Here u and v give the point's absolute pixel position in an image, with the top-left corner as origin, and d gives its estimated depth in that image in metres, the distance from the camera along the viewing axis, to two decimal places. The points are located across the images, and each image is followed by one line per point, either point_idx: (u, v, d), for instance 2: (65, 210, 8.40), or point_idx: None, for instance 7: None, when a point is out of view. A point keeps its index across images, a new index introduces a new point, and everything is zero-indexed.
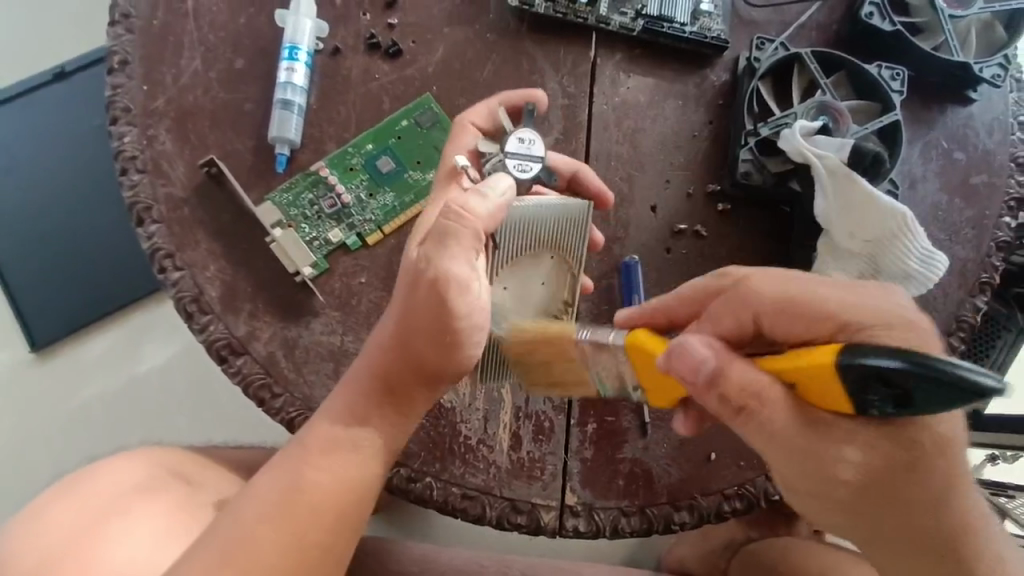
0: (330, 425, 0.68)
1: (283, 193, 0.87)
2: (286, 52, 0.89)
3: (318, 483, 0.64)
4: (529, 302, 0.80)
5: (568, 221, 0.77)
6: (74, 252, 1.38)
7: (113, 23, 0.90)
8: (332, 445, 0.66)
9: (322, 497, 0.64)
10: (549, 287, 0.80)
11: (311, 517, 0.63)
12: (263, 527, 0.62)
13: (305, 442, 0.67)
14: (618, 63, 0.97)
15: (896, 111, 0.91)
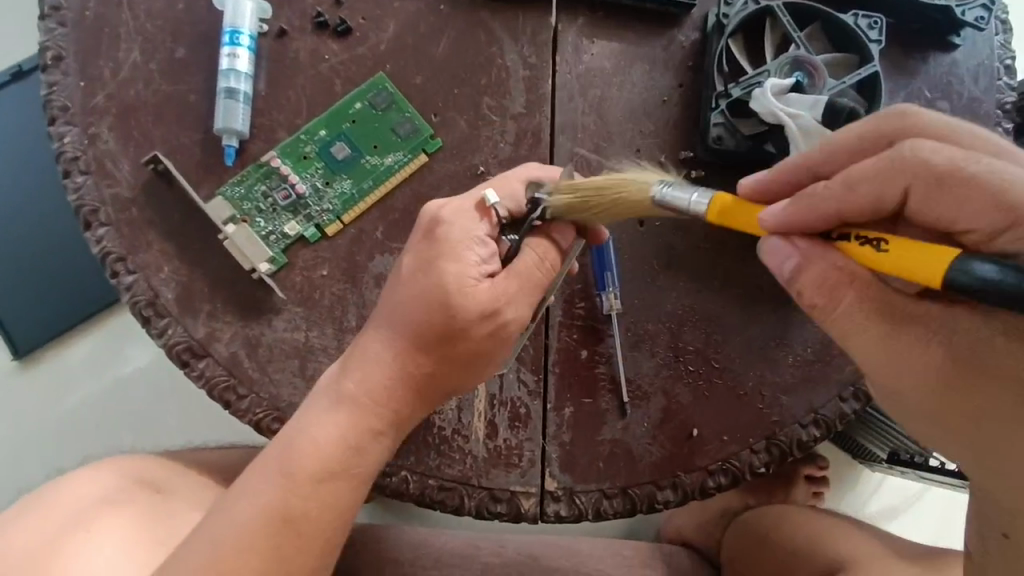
0: (334, 449, 0.68)
1: (234, 187, 0.84)
2: (228, 37, 0.84)
3: (306, 511, 0.66)
4: None
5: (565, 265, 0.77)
6: (37, 253, 1.34)
7: (44, 18, 0.85)
8: (321, 473, 0.67)
9: (308, 522, 0.66)
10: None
11: (298, 541, 0.66)
12: (250, 557, 0.64)
13: (297, 467, 0.67)
14: (581, 28, 0.92)
15: (874, 62, 0.86)
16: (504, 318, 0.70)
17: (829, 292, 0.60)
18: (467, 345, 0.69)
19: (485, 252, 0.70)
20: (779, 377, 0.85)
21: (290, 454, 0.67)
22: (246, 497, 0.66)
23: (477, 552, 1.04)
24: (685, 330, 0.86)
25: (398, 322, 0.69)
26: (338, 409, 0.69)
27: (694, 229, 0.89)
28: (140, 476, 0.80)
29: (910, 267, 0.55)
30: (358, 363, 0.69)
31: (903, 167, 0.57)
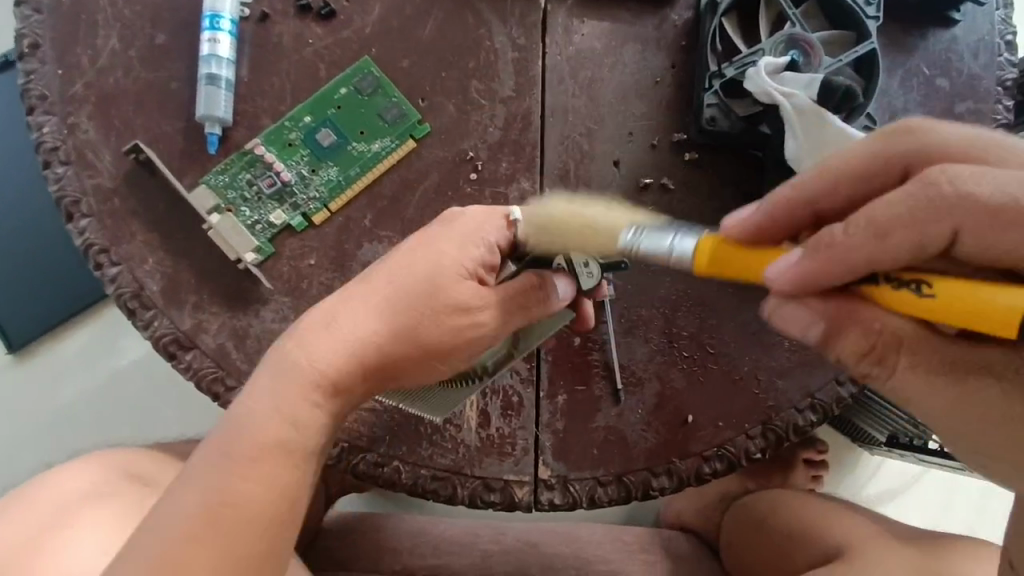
0: (276, 424, 0.61)
1: (218, 176, 0.82)
2: (209, 22, 0.82)
3: (247, 495, 0.58)
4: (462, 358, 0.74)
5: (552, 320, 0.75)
6: (23, 248, 1.31)
7: (20, 5, 0.83)
8: (268, 450, 0.60)
9: (256, 507, 0.58)
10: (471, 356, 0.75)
11: (244, 530, 0.57)
12: (200, 556, 0.55)
13: (253, 449, 0.59)
14: (571, 8, 0.90)
15: (871, 38, 0.84)
16: (473, 313, 0.67)
17: (878, 359, 0.53)
18: (433, 330, 0.66)
19: (483, 247, 0.68)
20: (775, 361, 0.84)
21: (242, 437, 0.60)
22: (188, 491, 0.58)
23: (475, 540, 1.03)
24: (679, 315, 0.85)
25: (370, 297, 0.65)
26: (305, 388, 0.63)
27: (688, 213, 0.87)
28: (129, 469, 0.79)
29: (967, 315, 0.45)
30: (317, 334, 0.64)
31: (933, 200, 0.47)
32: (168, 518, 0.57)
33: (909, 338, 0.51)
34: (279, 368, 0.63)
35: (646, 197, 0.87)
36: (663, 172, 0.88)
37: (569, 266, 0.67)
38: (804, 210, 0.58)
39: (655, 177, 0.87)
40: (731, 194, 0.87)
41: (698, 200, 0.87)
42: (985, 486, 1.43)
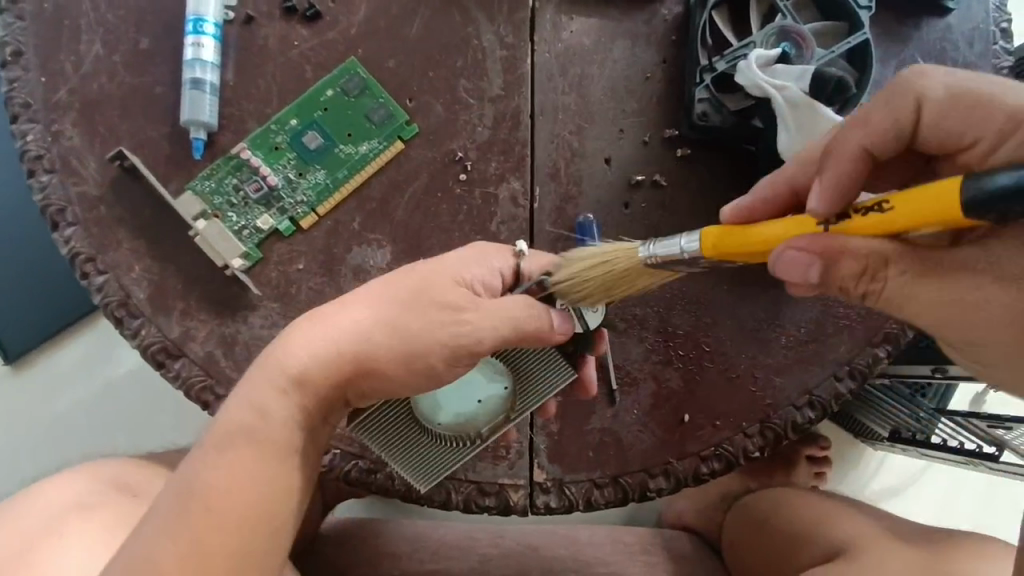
0: (252, 415, 0.60)
1: (204, 181, 0.81)
2: (192, 25, 0.82)
3: (219, 487, 0.57)
4: (451, 408, 0.70)
5: (544, 361, 0.71)
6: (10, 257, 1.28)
7: (2, 12, 0.83)
8: (241, 439, 0.59)
9: (225, 500, 0.57)
10: (475, 406, 0.71)
11: (211, 522, 0.56)
12: (163, 541, 0.55)
13: (226, 439, 0.59)
14: (559, 4, 0.89)
15: (864, 29, 0.82)
16: (462, 317, 0.64)
17: (871, 276, 0.57)
18: (420, 328, 0.63)
19: (489, 268, 0.69)
20: (772, 359, 0.83)
21: (226, 422, 0.60)
22: (180, 472, 0.59)
23: (474, 544, 1.02)
24: (674, 313, 0.84)
25: (361, 294, 0.65)
26: (284, 383, 0.61)
27: (682, 210, 0.86)
28: (120, 480, 0.78)
29: (926, 211, 0.48)
30: (306, 334, 0.63)
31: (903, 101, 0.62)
32: (158, 508, 0.57)
33: (893, 253, 0.56)
34: (265, 362, 0.62)
35: (639, 195, 0.86)
36: (655, 169, 0.86)
37: (570, 302, 0.69)
38: (852, 148, 0.64)
39: (647, 175, 0.86)
40: (725, 189, 0.86)
41: (691, 197, 0.86)
42: (990, 481, 1.41)
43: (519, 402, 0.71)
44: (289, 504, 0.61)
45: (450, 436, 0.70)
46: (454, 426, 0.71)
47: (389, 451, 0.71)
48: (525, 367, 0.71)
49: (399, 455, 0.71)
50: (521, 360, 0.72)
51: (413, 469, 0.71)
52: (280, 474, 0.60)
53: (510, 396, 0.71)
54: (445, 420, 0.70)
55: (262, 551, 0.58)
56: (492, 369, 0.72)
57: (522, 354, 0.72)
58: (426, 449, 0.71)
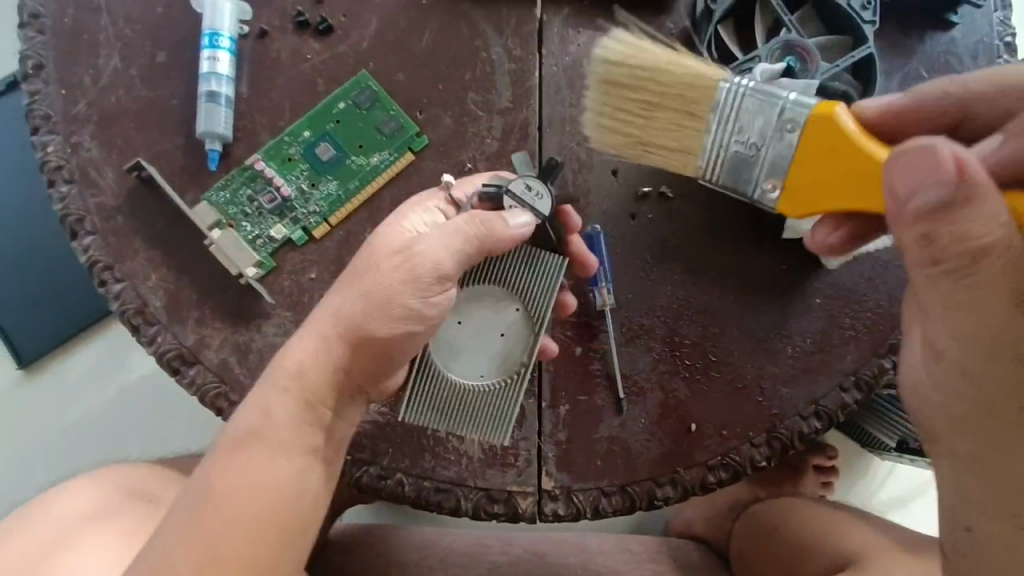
0: (263, 418, 0.63)
1: (219, 192, 0.83)
2: (208, 40, 0.83)
3: (232, 488, 0.60)
4: (482, 355, 0.70)
5: (531, 264, 0.71)
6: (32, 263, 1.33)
7: (23, 26, 0.85)
8: (250, 443, 0.62)
9: (239, 501, 0.60)
10: (505, 345, 0.70)
11: (226, 523, 0.59)
12: (183, 542, 0.58)
13: (236, 442, 0.62)
14: (566, 18, 0.90)
15: (868, 43, 0.83)
16: (421, 274, 0.64)
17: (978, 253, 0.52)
18: (389, 294, 0.64)
19: (427, 216, 0.71)
20: (780, 368, 0.84)
21: (240, 422, 0.64)
22: (196, 472, 0.62)
23: (482, 551, 1.02)
24: (682, 323, 0.85)
25: (347, 282, 0.66)
26: (291, 386, 0.64)
27: (687, 221, 0.87)
28: (135, 485, 0.80)
29: None
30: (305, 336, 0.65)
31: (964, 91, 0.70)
32: (176, 509, 0.61)
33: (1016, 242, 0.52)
34: (274, 367, 0.65)
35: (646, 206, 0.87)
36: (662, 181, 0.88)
37: (519, 198, 0.70)
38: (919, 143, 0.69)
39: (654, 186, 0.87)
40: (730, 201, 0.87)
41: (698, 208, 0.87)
42: None
43: (536, 309, 0.70)
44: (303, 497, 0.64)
45: (496, 382, 0.70)
46: (495, 372, 0.70)
47: (448, 425, 0.70)
48: (522, 280, 0.71)
49: (459, 423, 0.71)
50: (514, 276, 0.71)
51: (482, 429, 0.71)
52: (297, 475, 0.63)
53: (525, 314, 0.71)
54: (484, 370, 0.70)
55: (273, 550, 0.60)
56: (496, 299, 0.71)
57: (512, 272, 0.71)
58: (476, 404, 0.70)
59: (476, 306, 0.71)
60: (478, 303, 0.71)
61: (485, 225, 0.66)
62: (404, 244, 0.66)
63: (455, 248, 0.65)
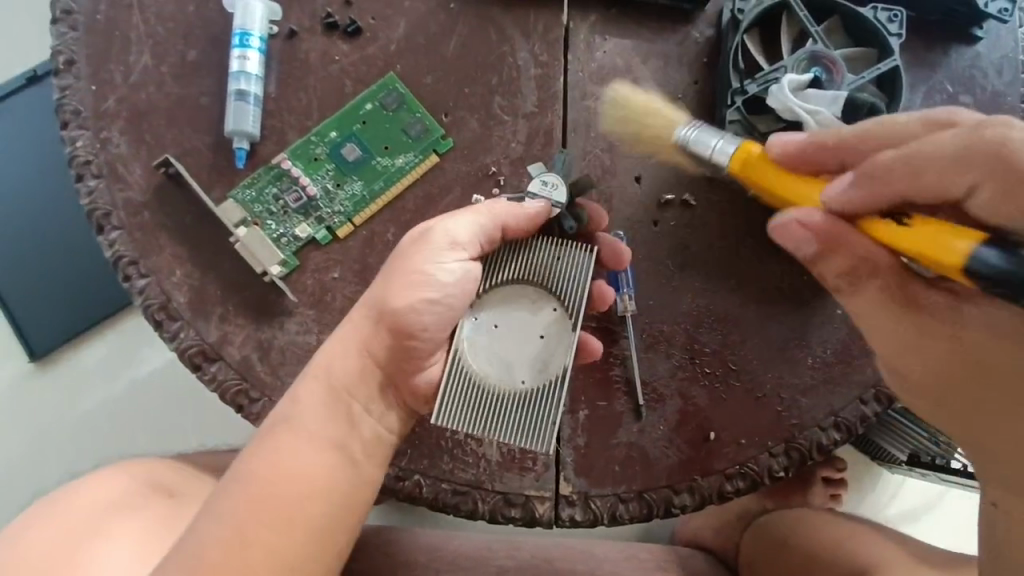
0: (297, 409, 0.66)
1: (246, 190, 0.83)
2: (238, 39, 0.84)
3: (259, 474, 0.62)
4: (522, 353, 0.68)
5: (560, 260, 0.70)
6: (44, 255, 1.30)
7: (56, 22, 0.86)
8: (279, 433, 0.65)
9: (263, 489, 0.61)
10: (545, 346, 0.69)
11: (250, 509, 0.60)
12: (211, 529, 0.60)
13: (266, 431, 0.65)
14: (593, 25, 0.91)
15: (895, 56, 0.84)
16: (438, 244, 0.67)
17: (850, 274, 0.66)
18: (410, 266, 0.67)
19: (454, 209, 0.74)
20: (799, 379, 0.84)
21: (273, 417, 0.67)
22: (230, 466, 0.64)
23: (491, 555, 1.01)
24: (702, 330, 0.85)
25: (376, 278, 0.69)
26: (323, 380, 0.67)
27: (710, 227, 0.87)
28: (153, 480, 0.79)
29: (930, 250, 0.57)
30: (336, 337, 0.68)
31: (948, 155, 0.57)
32: (211, 499, 0.63)
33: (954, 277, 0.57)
34: (308, 366, 0.68)
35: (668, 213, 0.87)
36: (685, 188, 0.88)
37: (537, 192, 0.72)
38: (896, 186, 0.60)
39: (677, 194, 0.87)
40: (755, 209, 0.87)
41: (721, 214, 0.87)
42: None
43: (571, 308, 0.69)
44: (332, 494, 0.64)
45: (537, 384, 0.68)
46: (536, 375, 0.68)
47: (485, 431, 0.67)
48: (552, 275, 0.70)
49: (497, 428, 0.67)
50: (547, 275, 0.70)
51: (524, 433, 0.67)
52: (323, 470, 0.64)
53: (563, 313, 0.69)
54: (523, 372, 0.68)
55: (297, 544, 0.61)
56: (531, 300, 0.70)
57: (545, 270, 0.70)
58: (518, 406, 0.67)
59: (511, 308, 0.70)
60: (505, 300, 0.70)
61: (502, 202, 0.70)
62: (426, 226, 0.69)
63: (469, 222, 0.68)
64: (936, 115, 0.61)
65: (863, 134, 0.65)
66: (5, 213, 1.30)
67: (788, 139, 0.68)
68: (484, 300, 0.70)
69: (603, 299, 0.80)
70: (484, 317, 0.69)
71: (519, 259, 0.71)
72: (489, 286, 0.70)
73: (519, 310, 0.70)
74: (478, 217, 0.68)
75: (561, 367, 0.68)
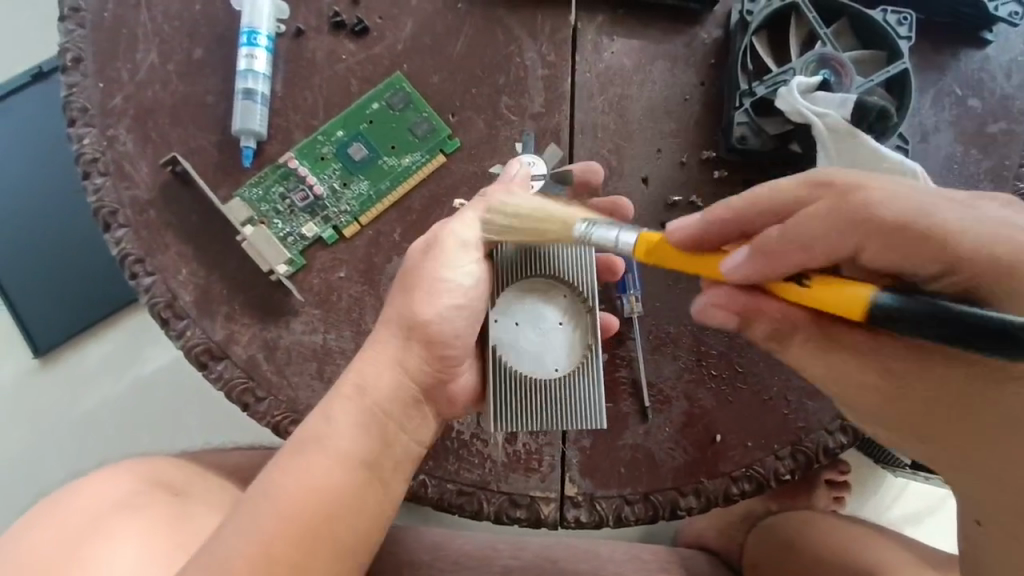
0: (327, 423, 0.64)
1: (252, 189, 0.83)
2: (246, 38, 0.84)
3: (287, 489, 0.60)
4: (551, 339, 0.72)
5: (566, 247, 0.73)
6: (47, 255, 1.30)
7: (63, 19, 0.86)
8: (310, 447, 0.62)
9: (292, 504, 0.60)
10: (569, 331, 0.72)
11: (280, 523, 0.59)
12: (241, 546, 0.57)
13: (295, 444, 0.63)
14: (600, 25, 0.90)
15: (904, 58, 0.83)
16: (451, 249, 0.67)
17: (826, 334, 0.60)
18: (428, 275, 0.66)
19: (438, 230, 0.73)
20: (806, 382, 0.83)
21: (304, 431, 0.64)
22: (259, 478, 0.62)
23: (494, 555, 1.01)
24: (708, 332, 0.84)
25: (399, 288, 0.67)
26: (354, 394, 0.65)
27: None
28: (158, 478, 0.79)
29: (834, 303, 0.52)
30: (370, 357, 0.66)
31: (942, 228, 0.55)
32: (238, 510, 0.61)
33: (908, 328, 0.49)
34: (341, 383, 0.66)
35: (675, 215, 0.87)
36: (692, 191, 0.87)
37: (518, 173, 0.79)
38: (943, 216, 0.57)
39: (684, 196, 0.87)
40: None
41: None
42: None
43: (584, 291, 0.72)
44: (362, 513, 0.63)
45: (571, 367, 0.72)
46: (566, 358, 0.72)
47: (531, 422, 0.71)
48: (561, 263, 0.72)
49: (540, 416, 0.71)
50: (555, 264, 0.72)
51: (572, 418, 0.72)
52: (355, 491, 0.62)
53: (575, 298, 0.72)
54: (557, 360, 0.71)
55: (321, 571, 0.59)
56: (545, 291, 0.72)
57: (552, 260, 0.72)
58: (552, 393, 0.71)
59: (529, 303, 0.71)
60: (521, 294, 0.71)
61: (492, 193, 0.71)
62: (429, 236, 0.68)
63: (474, 219, 0.69)
64: (815, 175, 0.57)
65: (890, 204, 0.54)
66: (12, 210, 1.30)
67: (685, 225, 0.60)
68: (499, 303, 0.71)
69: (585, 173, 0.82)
70: (506, 318, 0.71)
71: (526, 248, 0.72)
72: (504, 288, 0.71)
73: (537, 305, 0.72)
74: (483, 210, 0.69)
75: (587, 345, 0.72)
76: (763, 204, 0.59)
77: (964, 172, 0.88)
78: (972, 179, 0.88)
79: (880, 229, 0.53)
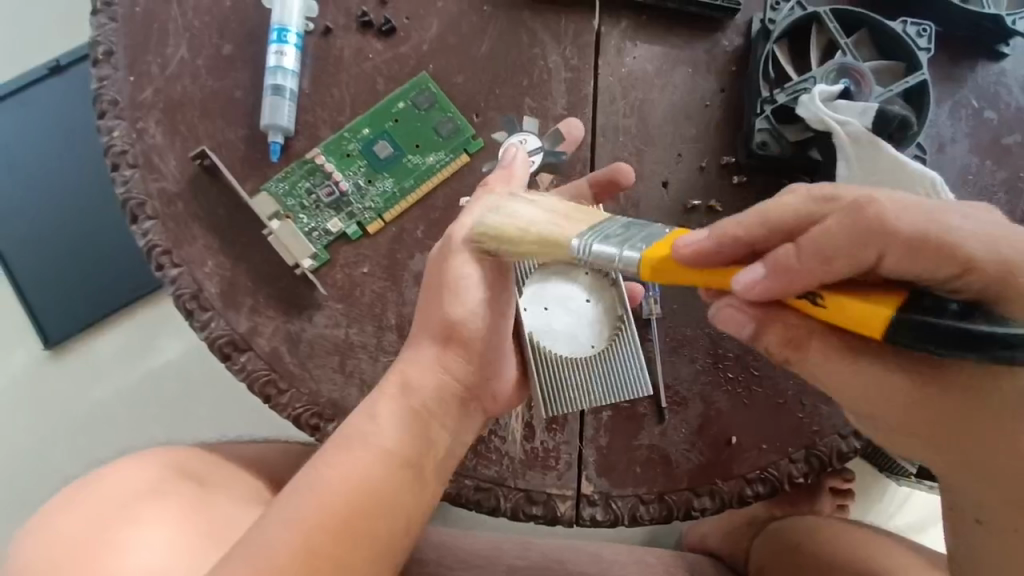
0: (364, 421, 0.65)
1: (279, 183, 0.84)
2: (276, 34, 0.85)
3: (327, 484, 0.61)
4: (580, 316, 0.76)
5: None
6: (56, 249, 1.32)
7: (95, 13, 0.87)
8: (351, 444, 0.63)
9: (333, 500, 0.60)
10: (595, 307, 0.77)
11: (320, 518, 0.59)
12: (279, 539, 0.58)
13: (338, 442, 0.64)
14: (624, 30, 0.92)
15: (922, 69, 0.85)
16: (465, 245, 0.68)
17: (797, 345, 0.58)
18: (452, 273, 0.68)
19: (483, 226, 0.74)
20: (820, 387, 0.84)
21: (347, 428, 0.65)
22: (300, 472, 0.63)
23: (501, 554, 1.01)
24: (725, 335, 0.85)
25: (434, 285, 0.69)
26: (395, 391, 0.66)
27: None
28: (180, 468, 0.80)
29: (859, 319, 0.49)
30: (411, 358, 0.68)
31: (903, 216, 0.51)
32: (274, 503, 0.61)
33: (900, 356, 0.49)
34: (384, 383, 0.67)
35: (694, 219, 0.88)
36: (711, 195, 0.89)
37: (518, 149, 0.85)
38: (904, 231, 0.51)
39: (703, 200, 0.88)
40: None
41: None
42: None
43: (602, 266, 0.75)
44: (402, 511, 0.63)
45: (605, 343, 0.76)
46: (597, 334, 0.77)
47: (577, 402, 0.76)
48: None
49: (587, 393, 0.76)
50: None
51: (619, 390, 0.77)
52: (391, 488, 0.63)
53: (594, 274, 0.76)
54: (589, 337, 0.76)
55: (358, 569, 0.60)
56: (565, 273, 0.76)
57: None
58: (593, 371, 0.76)
59: (553, 287, 0.75)
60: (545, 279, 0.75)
61: (492, 182, 0.75)
62: (443, 237, 0.70)
63: (480, 210, 0.71)
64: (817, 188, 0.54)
65: (910, 213, 0.50)
66: (32, 199, 1.31)
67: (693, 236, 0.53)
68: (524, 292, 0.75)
69: (569, 132, 0.87)
70: (534, 305, 0.75)
71: None
72: (526, 278, 0.75)
73: (559, 286, 0.76)
74: (486, 201, 0.71)
75: (616, 320, 0.77)
76: (774, 221, 0.54)
77: (979, 184, 0.89)
78: (987, 190, 0.89)
79: (905, 240, 0.49)
